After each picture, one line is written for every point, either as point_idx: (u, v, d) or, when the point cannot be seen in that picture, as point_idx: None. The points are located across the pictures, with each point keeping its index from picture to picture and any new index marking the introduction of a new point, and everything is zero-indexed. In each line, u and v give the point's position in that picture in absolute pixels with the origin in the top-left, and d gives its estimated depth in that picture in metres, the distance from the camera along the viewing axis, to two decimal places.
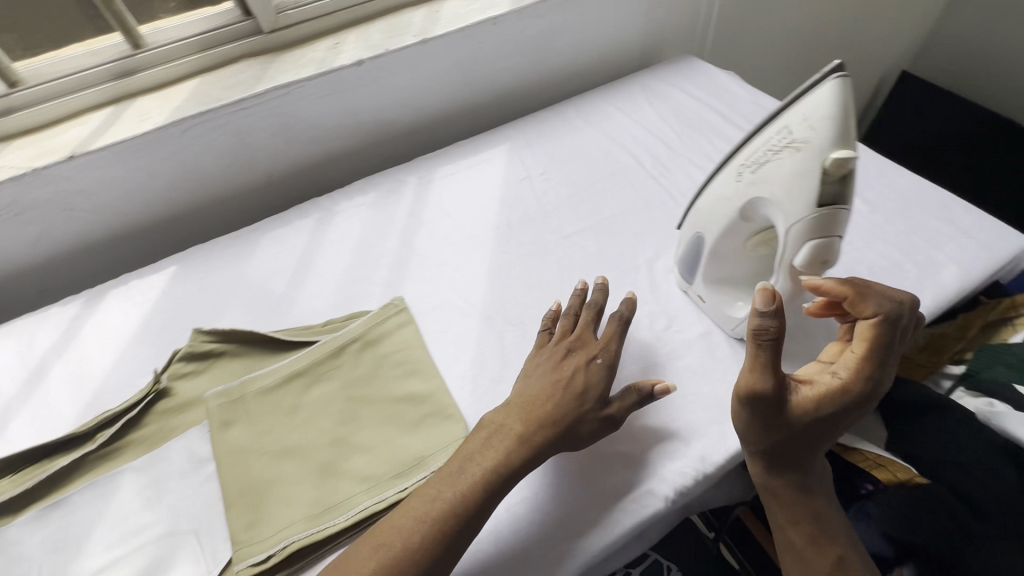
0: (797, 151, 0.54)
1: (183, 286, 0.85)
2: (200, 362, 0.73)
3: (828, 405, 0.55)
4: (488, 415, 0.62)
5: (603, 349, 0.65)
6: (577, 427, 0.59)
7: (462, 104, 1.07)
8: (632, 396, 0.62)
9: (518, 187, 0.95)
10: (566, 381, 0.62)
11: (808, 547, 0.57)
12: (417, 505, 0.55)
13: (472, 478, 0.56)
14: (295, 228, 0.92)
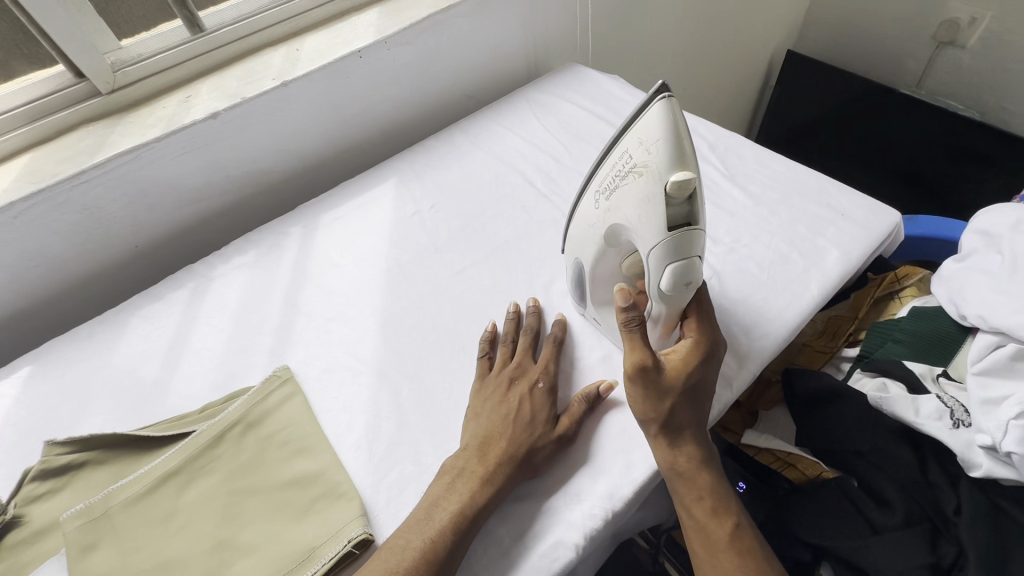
0: (642, 176, 0.54)
1: (39, 388, 0.76)
2: (56, 478, 0.65)
3: (696, 368, 0.59)
4: (447, 459, 0.60)
5: (550, 366, 0.67)
6: (534, 455, 0.59)
7: (343, 142, 1.01)
8: (582, 405, 0.63)
9: (408, 223, 0.90)
10: (525, 408, 0.62)
11: (710, 523, 0.57)
12: (388, 556, 0.52)
13: (451, 530, 0.53)
14: (168, 302, 0.84)
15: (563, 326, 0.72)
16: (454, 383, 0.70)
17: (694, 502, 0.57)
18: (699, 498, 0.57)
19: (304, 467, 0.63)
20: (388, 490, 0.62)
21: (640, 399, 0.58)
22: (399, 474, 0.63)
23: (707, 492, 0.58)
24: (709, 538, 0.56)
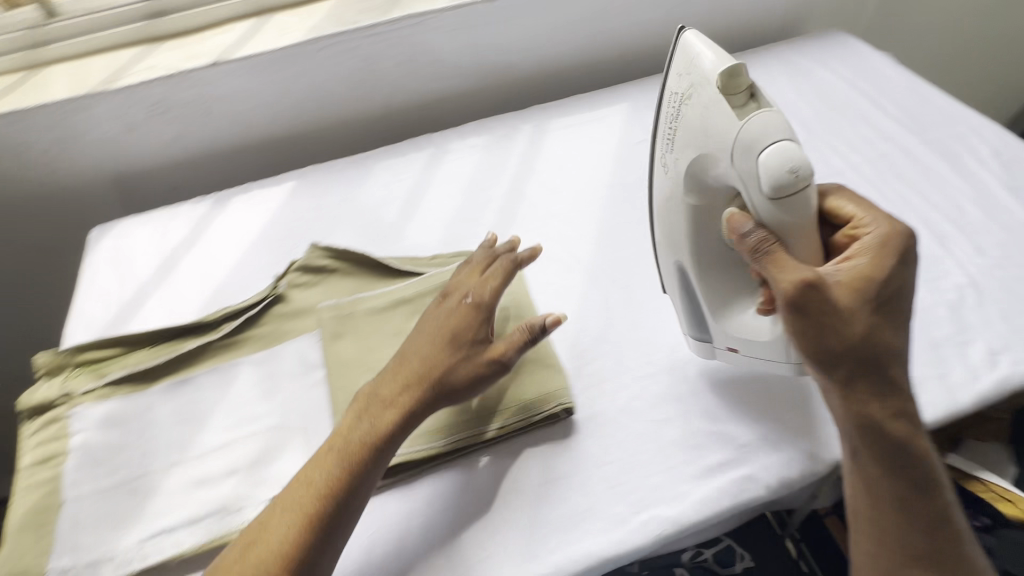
0: (696, 90, 0.52)
1: (301, 201, 0.88)
2: (314, 275, 0.76)
3: (870, 298, 0.48)
4: (367, 386, 0.60)
5: (467, 286, 0.63)
6: (450, 381, 0.58)
7: (584, 56, 1.03)
8: (519, 334, 0.60)
9: (636, 148, 0.91)
10: (447, 326, 0.60)
11: (902, 505, 0.48)
12: (299, 487, 0.53)
13: (368, 442, 0.55)
14: (408, 161, 0.93)
15: (489, 253, 0.66)
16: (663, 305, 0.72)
17: (881, 477, 0.48)
18: (890, 477, 0.48)
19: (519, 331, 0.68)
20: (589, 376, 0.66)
21: (817, 339, 0.47)
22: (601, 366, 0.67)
23: (896, 467, 0.48)
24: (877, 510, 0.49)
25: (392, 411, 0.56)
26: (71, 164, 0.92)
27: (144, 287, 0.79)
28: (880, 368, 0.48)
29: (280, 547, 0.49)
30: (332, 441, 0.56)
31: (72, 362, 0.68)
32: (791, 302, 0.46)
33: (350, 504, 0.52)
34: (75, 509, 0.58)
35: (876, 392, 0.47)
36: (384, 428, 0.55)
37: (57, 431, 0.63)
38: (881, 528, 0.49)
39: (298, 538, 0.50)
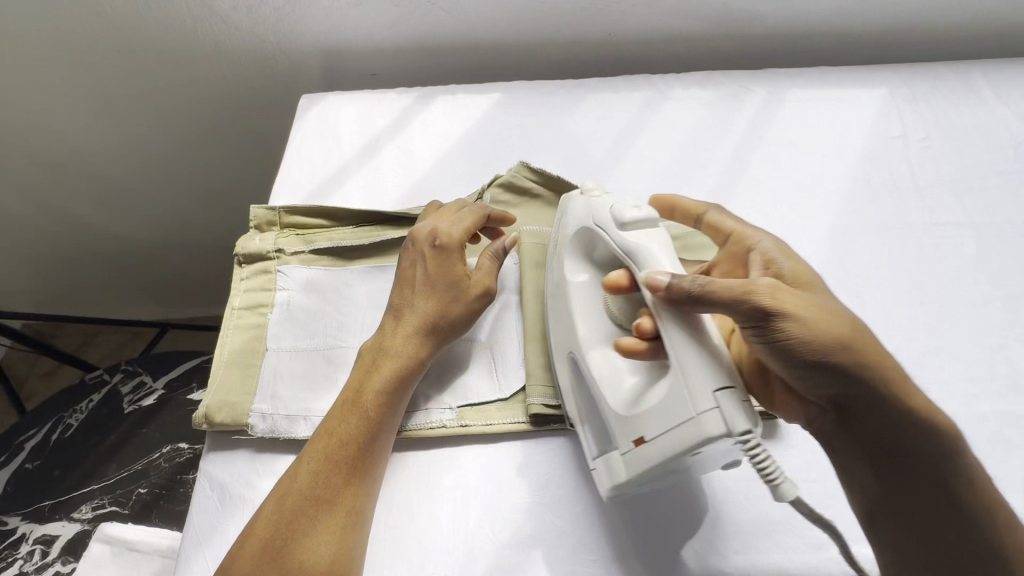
0: (570, 207, 0.61)
1: (506, 116, 0.84)
2: (516, 196, 0.73)
3: (830, 303, 0.49)
4: (368, 341, 0.57)
5: (432, 228, 0.60)
6: (451, 328, 0.57)
7: (843, 24, 0.89)
8: (484, 265, 0.59)
9: (887, 144, 0.79)
10: (431, 275, 0.58)
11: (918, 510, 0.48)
12: (322, 450, 0.50)
13: (404, 370, 0.54)
14: (623, 98, 0.85)
15: (459, 202, 0.65)
16: (897, 329, 0.64)
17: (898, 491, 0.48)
18: (904, 483, 0.48)
19: None
20: None
21: (798, 353, 0.47)
22: None
23: (911, 475, 0.48)
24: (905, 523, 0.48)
25: (409, 347, 0.55)
26: (290, 27, 0.91)
27: (347, 166, 0.79)
28: (875, 377, 0.47)
29: (350, 461, 0.50)
30: (371, 375, 0.53)
31: (282, 221, 0.69)
32: (749, 312, 0.46)
33: (385, 430, 0.52)
34: (277, 362, 0.60)
35: (870, 396, 0.47)
36: (405, 359, 0.54)
37: (266, 283, 0.65)
38: (918, 542, 0.48)
39: (361, 460, 0.50)
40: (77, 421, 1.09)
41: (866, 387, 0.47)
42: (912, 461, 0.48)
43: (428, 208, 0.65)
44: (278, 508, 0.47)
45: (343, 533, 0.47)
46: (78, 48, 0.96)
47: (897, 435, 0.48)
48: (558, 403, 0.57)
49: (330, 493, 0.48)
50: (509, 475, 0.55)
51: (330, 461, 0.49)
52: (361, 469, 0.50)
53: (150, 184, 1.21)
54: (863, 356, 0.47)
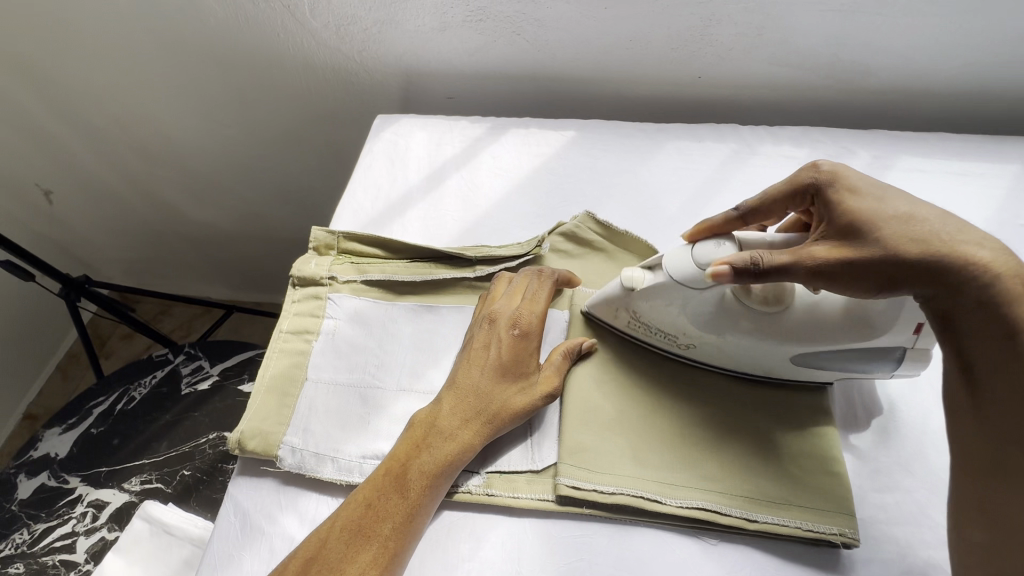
0: (634, 305, 0.57)
1: (577, 155, 0.80)
2: (577, 247, 0.69)
3: (919, 207, 0.48)
4: (420, 411, 0.55)
5: (513, 312, 0.57)
6: (514, 421, 0.54)
7: (976, 85, 0.78)
8: (556, 357, 0.57)
9: (1014, 231, 0.68)
10: (506, 360, 0.55)
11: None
12: (358, 521, 0.48)
13: (452, 450, 0.51)
14: (706, 148, 0.79)
15: (532, 273, 0.61)
16: None
17: (968, 387, 0.44)
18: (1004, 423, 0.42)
19: (804, 414, 0.56)
20: (875, 507, 0.53)
21: (870, 271, 0.47)
22: (896, 502, 0.53)
23: (991, 371, 0.43)
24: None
25: (465, 432, 0.52)
26: (374, 47, 0.92)
27: (410, 192, 0.79)
28: (962, 268, 0.44)
29: (385, 539, 0.48)
30: (418, 448, 0.52)
31: (340, 246, 0.69)
32: (828, 264, 0.47)
33: (424, 511, 0.50)
34: (314, 394, 0.60)
35: (958, 289, 0.44)
36: (460, 444, 0.52)
37: (315, 309, 0.66)
38: (979, 443, 0.43)
39: (395, 541, 0.48)
40: (140, 395, 1.16)
41: (946, 284, 0.44)
42: (985, 353, 0.43)
43: (502, 274, 0.63)
44: (298, 573, 0.46)
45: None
46: (180, 57, 1.02)
47: (983, 331, 0.43)
48: (589, 487, 0.53)
49: (357, 569, 0.46)
50: (529, 557, 0.52)
51: (359, 531, 0.48)
52: (393, 549, 0.48)
53: (232, 180, 1.27)
54: (941, 254, 0.45)
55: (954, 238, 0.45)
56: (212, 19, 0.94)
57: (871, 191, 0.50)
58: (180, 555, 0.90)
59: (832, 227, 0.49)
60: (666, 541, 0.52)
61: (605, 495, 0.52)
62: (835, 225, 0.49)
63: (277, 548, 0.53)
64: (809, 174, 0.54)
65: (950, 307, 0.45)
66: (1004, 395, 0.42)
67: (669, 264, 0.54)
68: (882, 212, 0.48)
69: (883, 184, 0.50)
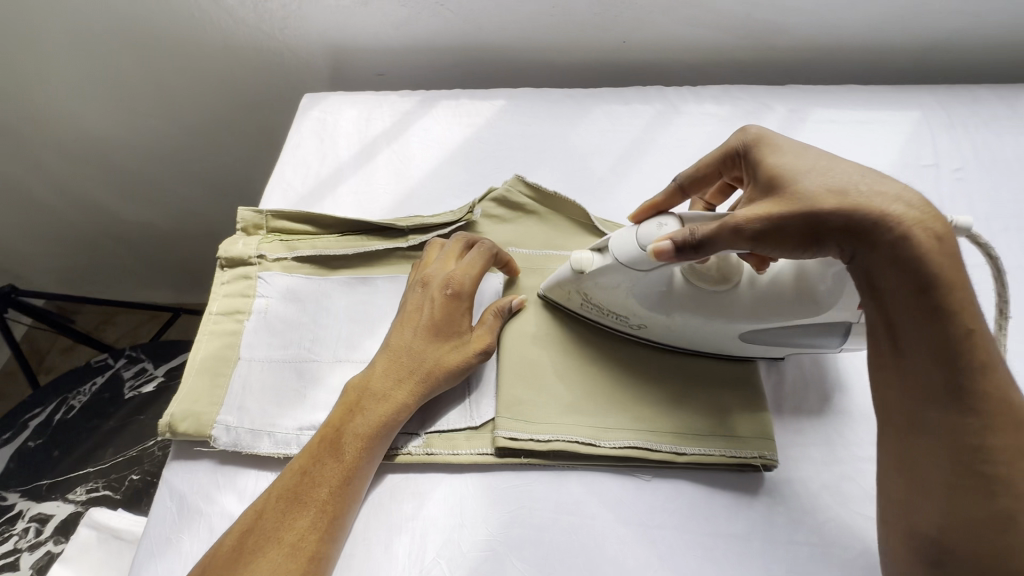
0: (587, 291, 0.57)
1: (508, 124, 0.81)
2: (509, 212, 0.70)
3: (833, 162, 0.45)
4: (354, 376, 0.55)
5: (446, 274, 0.58)
6: (448, 380, 0.54)
7: (877, 38, 0.83)
8: (490, 317, 0.58)
9: (916, 172, 0.73)
10: (439, 320, 0.55)
11: (948, 423, 0.40)
12: (293, 488, 0.48)
13: (388, 410, 0.52)
14: (633, 111, 0.81)
15: (464, 238, 0.61)
16: None
17: (885, 349, 0.43)
18: (916, 382, 0.41)
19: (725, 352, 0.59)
20: (794, 432, 0.56)
21: (796, 231, 0.44)
22: (812, 425, 0.56)
23: (906, 332, 0.42)
24: (946, 444, 0.40)
25: (400, 392, 0.53)
26: (297, 24, 0.90)
27: (341, 169, 0.78)
28: (876, 221, 0.41)
29: (322, 502, 0.48)
30: (353, 411, 0.52)
31: (269, 225, 0.68)
32: (754, 227, 0.44)
33: (362, 473, 0.50)
34: (249, 372, 0.59)
35: (874, 244, 0.42)
36: (394, 405, 0.52)
37: (245, 289, 0.64)
38: (894, 406, 0.43)
39: (333, 504, 0.48)
40: (80, 403, 1.11)
41: (868, 239, 0.42)
42: (902, 307, 0.41)
43: (436, 240, 0.63)
44: (235, 544, 0.46)
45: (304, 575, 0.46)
46: (89, 43, 0.96)
47: (896, 289, 0.42)
48: (526, 437, 0.54)
49: (293, 534, 0.46)
50: (472, 508, 0.53)
51: (296, 497, 0.48)
52: (331, 512, 0.48)
53: (163, 175, 1.22)
54: (853, 207, 0.42)
55: (874, 190, 0.42)
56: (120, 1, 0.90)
57: (792, 152, 0.48)
58: (132, 559, 0.87)
59: (757, 190, 0.48)
60: (602, 480, 0.54)
61: (542, 443, 0.54)
62: (760, 187, 0.49)
63: (216, 526, 0.52)
64: (737, 140, 0.54)
65: (867, 264, 0.43)
66: (917, 357, 0.41)
67: (616, 245, 0.52)
68: (801, 170, 0.46)
69: (803, 145, 0.49)
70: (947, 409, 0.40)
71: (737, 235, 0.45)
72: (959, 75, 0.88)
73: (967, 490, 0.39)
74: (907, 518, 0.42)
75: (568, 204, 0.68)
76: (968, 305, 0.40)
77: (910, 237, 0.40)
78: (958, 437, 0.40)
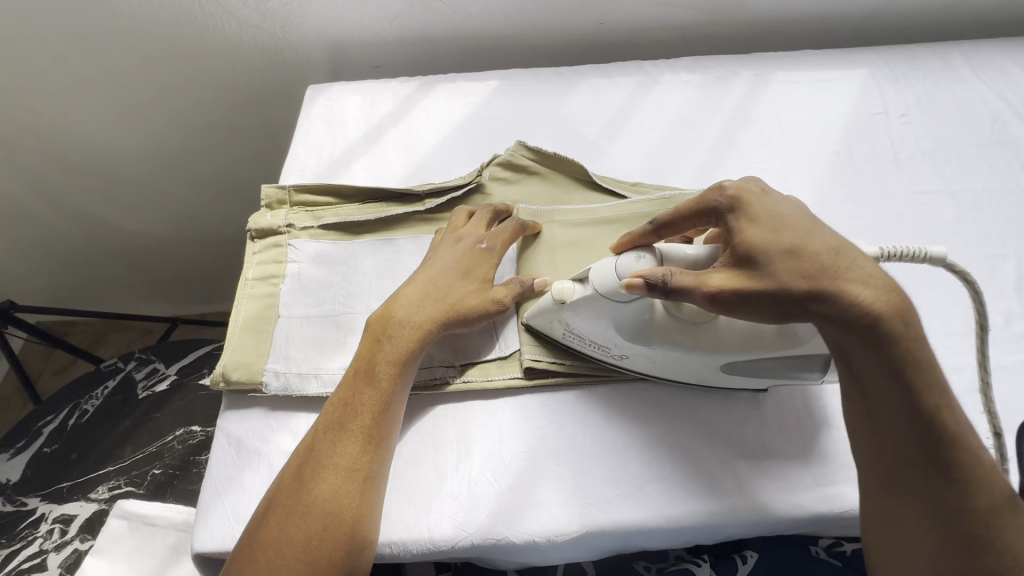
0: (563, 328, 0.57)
1: (503, 101, 0.87)
2: (514, 174, 0.76)
3: (810, 236, 0.47)
4: (376, 313, 0.59)
5: (476, 233, 0.64)
6: (468, 319, 0.59)
7: (825, 8, 0.93)
8: (511, 283, 0.61)
9: (870, 120, 0.83)
10: (467, 266, 0.61)
11: (919, 479, 0.46)
12: (339, 419, 0.53)
13: (414, 344, 0.57)
14: (615, 82, 0.89)
15: (492, 207, 0.68)
16: None
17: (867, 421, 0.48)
18: (892, 441, 0.47)
19: None
20: None
21: (764, 300, 0.47)
22: None
23: (889, 416, 0.46)
24: (917, 497, 0.46)
25: (423, 323, 0.57)
26: (297, 21, 0.96)
27: (352, 149, 0.83)
28: (842, 306, 0.45)
29: (366, 430, 0.52)
30: (383, 345, 0.56)
31: (292, 199, 0.73)
32: (722, 296, 0.47)
33: (397, 398, 0.55)
34: (289, 327, 0.64)
35: (842, 328, 0.46)
36: (418, 335, 0.57)
37: (277, 256, 0.69)
38: (875, 463, 0.48)
39: (377, 428, 0.53)
40: (93, 406, 1.11)
41: (835, 321, 0.46)
42: (877, 382, 0.46)
43: (466, 207, 0.70)
44: (295, 474, 0.50)
45: (361, 493, 0.50)
46: (93, 49, 1.00)
47: (874, 375, 0.46)
48: (553, 360, 0.60)
49: (347, 459, 0.51)
50: (508, 426, 0.58)
51: (342, 427, 0.52)
52: (376, 436, 0.53)
53: (162, 183, 1.24)
54: (825, 290, 0.45)
55: (841, 271, 0.46)
56: (125, 6, 0.94)
57: (770, 221, 0.48)
58: (165, 543, 0.87)
59: (732, 254, 0.49)
60: (624, 392, 0.60)
61: (566, 364, 0.60)
62: (734, 253, 0.49)
63: (275, 462, 0.57)
64: (715, 196, 0.52)
65: (839, 342, 0.47)
66: (892, 426, 0.46)
67: (595, 279, 0.52)
68: (775, 245, 0.47)
69: (783, 210, 0.49)
70: (929, 480, 0.46)
71: (707, 292, 0.47)
72: (897, 38, 0.99)
73: (939, 544, 0.45)
74: (891, 560, 0.48)
75: (568, 162, 0.74)
76: (936, 380, 0.45)
77: (879, 327, 0.44)
78: (935, 498, 0.45)
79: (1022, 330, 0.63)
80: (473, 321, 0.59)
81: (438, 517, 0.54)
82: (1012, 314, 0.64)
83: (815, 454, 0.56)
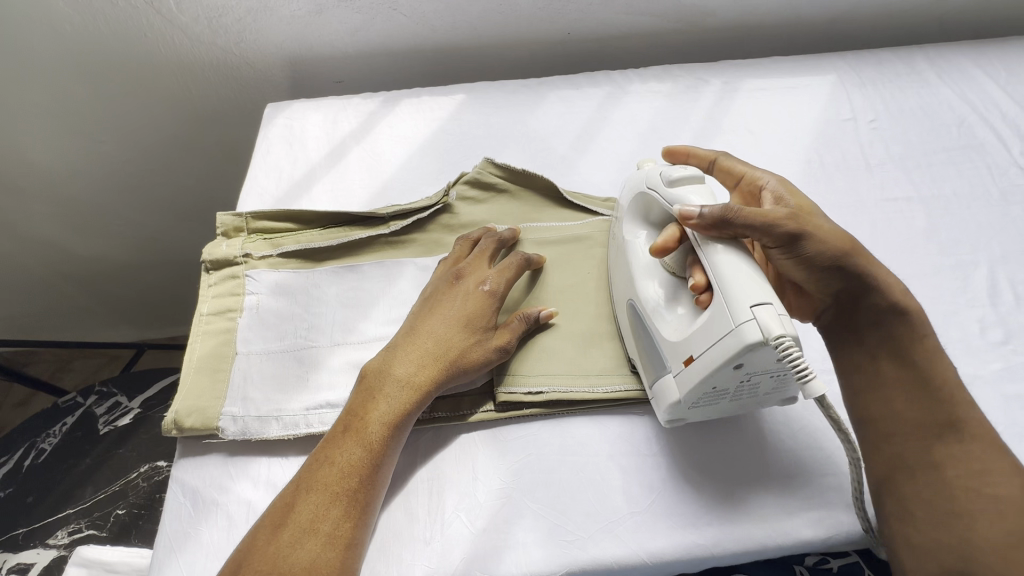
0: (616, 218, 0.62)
1: (470, 115, 0.85)
2: (482, 192, 0.73)
3: (833, 223, 0.52)
4: (374, 361, 0.56)
5: (479, 271, 0.60)
6: (469, 370, 0.55)
7: (790, 14, 0.92)
8: (519, 322, 0.58)
9: (838, 126, 0.82)
10: (466, 308, 0.57)
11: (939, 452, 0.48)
12: (329, 479, 0.48)
13: (411, 400, 0.53)
14: (585, 93, 0.87)
15: (497, 241, 0.63)
16: None
17: (865, 379, 0.52)
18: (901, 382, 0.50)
19: None
20: None
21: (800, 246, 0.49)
22: None
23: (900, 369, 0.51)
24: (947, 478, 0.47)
25: (420, 375, 0.54)
26: (252, 37, 0.92)
27: (314, 170, 0.80)
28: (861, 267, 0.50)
29: (351, 492, 0.48)
30: (377, 400, 0.52)
31: (249, 226, 0.69)
32: (779, 235, 0.49)
33: (388, 459, 0.51)
34: (248, 365, 0.61)
35: (861, 283, 0.51)
36: (413, 389, 0.53)
37: (234, 288, 0.65)
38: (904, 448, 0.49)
39: (363, 491, 0.49)
40: (51, 445, 1.04)
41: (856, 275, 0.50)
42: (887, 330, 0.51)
43: (472, 234, 0.65)
44: (269, 537, 0.46)
45: (342, 562, 0.46)
46: (36, 72, 0.94)
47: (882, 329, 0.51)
48: (525, 391, 0.57)
49: (329, 522, 0.47)
50: (484, 461, 0.56)
51: (324, 486, 0.48)
52: (362, 499, 0.49)
53: (121, 207, 1.19)
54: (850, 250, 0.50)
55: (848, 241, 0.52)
56: (69, 26, 0.89)
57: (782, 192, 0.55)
58: None
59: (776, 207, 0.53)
60: (600, 420, 0.58)
61: (539, 395, 0.57)
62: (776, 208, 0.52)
63: (234, 513, 0.54)
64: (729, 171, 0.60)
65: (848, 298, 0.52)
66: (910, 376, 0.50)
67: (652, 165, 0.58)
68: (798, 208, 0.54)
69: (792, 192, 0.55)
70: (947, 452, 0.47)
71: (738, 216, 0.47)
72: (862, 42, 0.99)
73: (956, 529, 0.45)
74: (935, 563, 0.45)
75: (537, 178, 0.72)
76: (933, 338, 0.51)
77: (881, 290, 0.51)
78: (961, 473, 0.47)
79: (996, 337, 0.63)
80: (477, 373, 0.56)
81: (411, 563, 0.51)
82: (986, 322, 0.64)
83: (797, 477, 0.55)
